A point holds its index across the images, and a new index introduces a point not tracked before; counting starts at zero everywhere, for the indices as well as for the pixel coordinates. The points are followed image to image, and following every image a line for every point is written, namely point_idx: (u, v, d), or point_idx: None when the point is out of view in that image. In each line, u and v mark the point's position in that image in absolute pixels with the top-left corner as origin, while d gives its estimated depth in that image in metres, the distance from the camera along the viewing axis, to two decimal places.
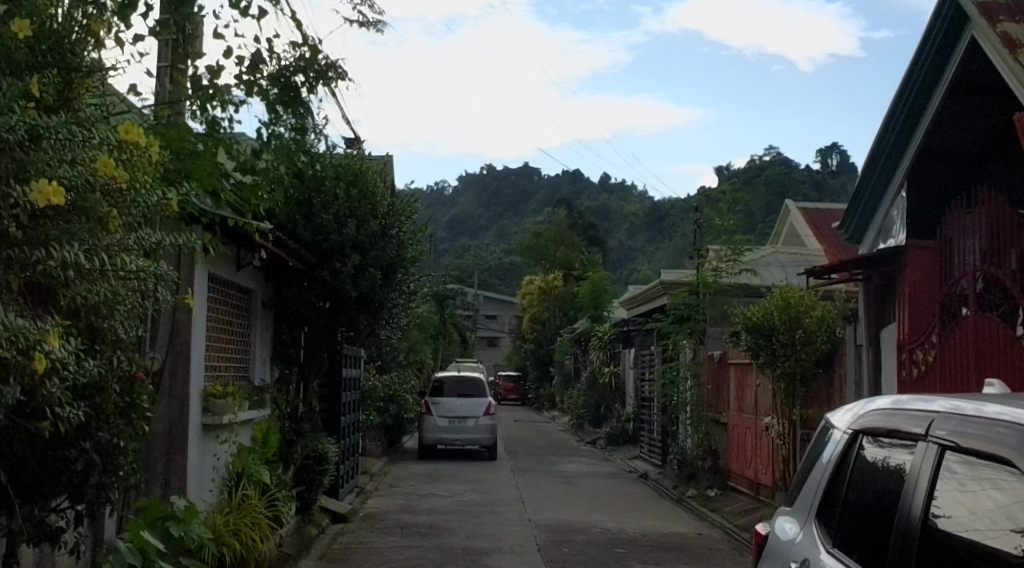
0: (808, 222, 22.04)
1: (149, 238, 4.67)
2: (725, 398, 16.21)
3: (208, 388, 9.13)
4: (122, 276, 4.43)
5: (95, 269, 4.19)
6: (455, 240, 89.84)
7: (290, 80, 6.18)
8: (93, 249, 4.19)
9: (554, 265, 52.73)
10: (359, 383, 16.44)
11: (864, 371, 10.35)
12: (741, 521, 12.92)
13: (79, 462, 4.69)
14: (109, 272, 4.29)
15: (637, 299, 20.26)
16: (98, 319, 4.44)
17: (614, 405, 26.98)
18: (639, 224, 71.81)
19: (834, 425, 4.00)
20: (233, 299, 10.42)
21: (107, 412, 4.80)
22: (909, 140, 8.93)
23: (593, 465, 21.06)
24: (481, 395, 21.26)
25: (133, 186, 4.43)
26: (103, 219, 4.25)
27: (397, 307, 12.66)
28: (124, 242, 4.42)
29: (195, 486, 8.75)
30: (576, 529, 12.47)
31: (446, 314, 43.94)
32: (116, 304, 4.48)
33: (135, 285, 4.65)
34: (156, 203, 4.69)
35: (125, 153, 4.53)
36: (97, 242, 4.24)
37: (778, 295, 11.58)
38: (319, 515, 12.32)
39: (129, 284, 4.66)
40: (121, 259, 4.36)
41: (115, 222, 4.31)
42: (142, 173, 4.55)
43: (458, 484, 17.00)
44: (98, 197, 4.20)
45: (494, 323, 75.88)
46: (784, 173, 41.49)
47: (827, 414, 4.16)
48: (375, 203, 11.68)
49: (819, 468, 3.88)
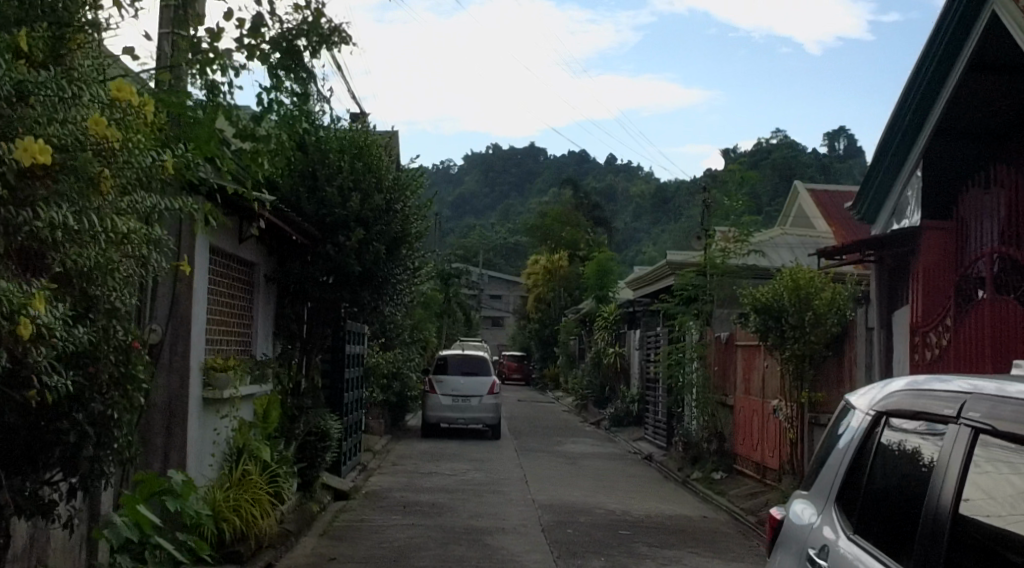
0: (817, 204, 21.82)
1: (142, 202, 4.64)
2: (732, 380, 16.07)
3: (209, 361, 8.97)
4: (107, 239, 4.33)
5: (84, 232, 4.12)
6: (461, 219, 89.63)
7: (293, 44, 5.95)
8: (83, 211, 4.10)
9: (560, 245, 52.53)
10: (362, 360, 16.33)
11: (875, 355, 10.18)
12: (747, 505, 12.80)
13: (72, 434, 4.56)
14: (99, 235, 4.25)
15: (644, 279, 20.08)
16: (85, 282, 4.33)
17: (619, 386, 26.85)
18: (645, 206, 71.50)
19: (854, 408, 3.84)
20: (235, 272, 10.29)
21: (102, 383, 4.63)
22: (925, 119, 8.72)
23: (597, 446, 20.96)
24: (485, 374, 21.14)
25: (126, 148, 4.37)
26: (95, 179, 4.16)
27: (402, 284, 12.48)
28: (115, 205, 4.36)
29: (195, 461, 8.63)
30: (580, 510, 12.37)
31: (451, 292, 43.81)
32: (109, 271, 4.41)
33: (128, 250, 4.58)
34: (150, 165, 4.64)
35: (116, 111, 4.43)
36: (87, 203, 4.12)
37: (788, 276, 11.37)
38: (321, 493, 12.22)
39: (122, 249, 4.59)
40: (111, 221, 4.31)
41: (106, 182, 4.22)
42: (134, 134, 4.51)
43: (461, 463, 16.90)
44: (90, 155, 4.09)
45: (499, 302, 75.76)
46: (792, 156, 41.19)
47: (847, 397, 4.01)
48: (379, 176, 11.51)
49: (839, 452, 3.73)
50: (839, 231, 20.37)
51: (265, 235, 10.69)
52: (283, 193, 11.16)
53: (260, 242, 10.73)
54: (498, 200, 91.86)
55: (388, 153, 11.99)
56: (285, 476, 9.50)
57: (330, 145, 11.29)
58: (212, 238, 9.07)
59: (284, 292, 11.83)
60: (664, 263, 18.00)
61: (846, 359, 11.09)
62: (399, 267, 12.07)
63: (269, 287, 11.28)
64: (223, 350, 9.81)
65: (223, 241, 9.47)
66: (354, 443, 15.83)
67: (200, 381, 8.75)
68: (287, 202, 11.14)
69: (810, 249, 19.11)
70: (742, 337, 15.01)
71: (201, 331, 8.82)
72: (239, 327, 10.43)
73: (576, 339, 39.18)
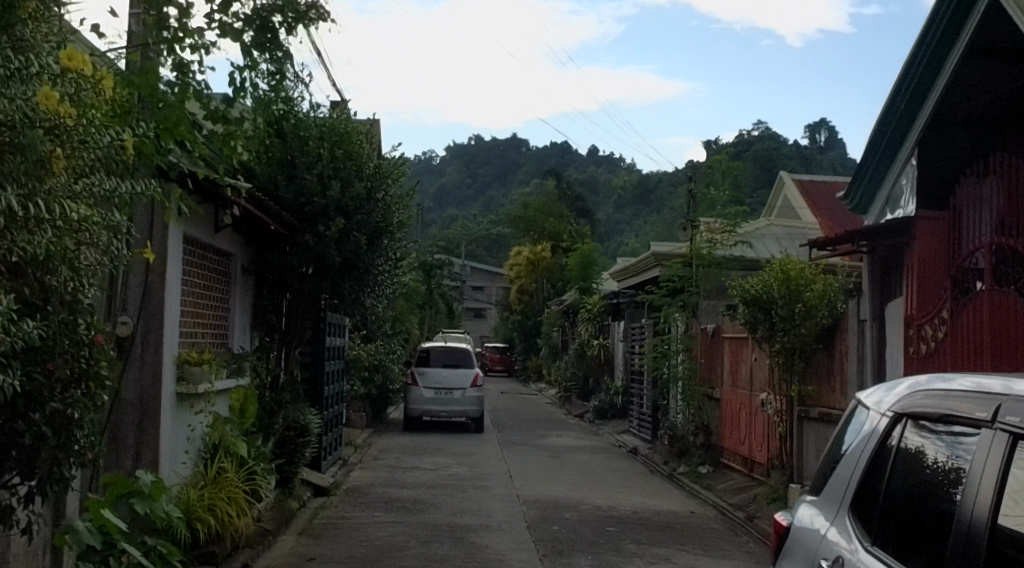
0: (803, 195, 21.64)
1: (102, 184, 4.32)
2: (718, 373, 15.87)
3: (183, 355, 8.67)
4: (61, 227, 4.09)
5: (32, 217, 3.87)
6: (443, 210, 89.23)
7: (267, 20, 5.65)
8: (32, 192, 3.85)
9: (542, 236, 52.27)
10: (343, 353, 16.05)
11: (867, 348, 9.98)
12: (734, 499, 12.60)
13: (28, 436, 4.27)
14: (51, 219, 3.98)
15: (629, 270, 19.85)
16: (38, 270, 4.11)
17: (603, 378, 26.64)
18: (627, 197, 71.32)
19: (864, 407, 3.62)
20: (211, 262, 9.97)
21: (60, 380, 4.39)
22: (921, 107, 8.50)
23: (582, 439, 20.75)
24: (468, 366, 20.88)
25: (82, 124, 4.15)
26: (46, 159, 3.94)
27: (384, 275, 12.13)
28: (71, 187, 4.13)
29: (168, 459, 8.32)
30: (566, 506, 12.14)
31: (433, 284, 43.48)
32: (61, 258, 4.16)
33: (85, 237, 4.30)
34: (110, 145, 4.34)
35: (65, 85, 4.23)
36: (38, 188, 3.89)
37: (778, 267, 11.22)
38: (301, 489, 11.94)
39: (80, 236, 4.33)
40: (64, 206, 4.05)
41: (59, 162, 4.02)
42: (92, 112, 4.26)
43: (444, 457, 16.64)
44: (39, 132, 3.86)
45: (481, 294, 75.45)
46: (775, 147, 41.05)
47: (856, 396, 3.80)
48: (360, 164, 11.20)
49: (852, 454, 3.49)
50: (825, 222, 20.20)
51: (242, 224, 10.37)
52: (261, 181, 10.84)
53: (236, 231, 10.41)
54: (480, 191, 91.51)
55: (370, 141, 11.68)
56: (261, 473, 9.21)
57: (309, 131, 10.97)
58: (186, 227, 8.74)
59: (263, 283, 11.52)
60: (649, 254, 17.77)
61: (836, 352, 10.89)
62: (382, 257, 11.75)
63: (246, 278, 10.97)
64: (198, 343, 9.50)
65: (198, 230, 9.15)
66: (335, 438, 15.54)
67: (173, 375, 8.44)
68: (265, 189, 10.82)
69: (796, 240, 18.92)
70: (730, 330, 14.80)
71: (174, 323, 8.51)
72: (215, 319, 10.12)
73: (559, 331, 38.97)
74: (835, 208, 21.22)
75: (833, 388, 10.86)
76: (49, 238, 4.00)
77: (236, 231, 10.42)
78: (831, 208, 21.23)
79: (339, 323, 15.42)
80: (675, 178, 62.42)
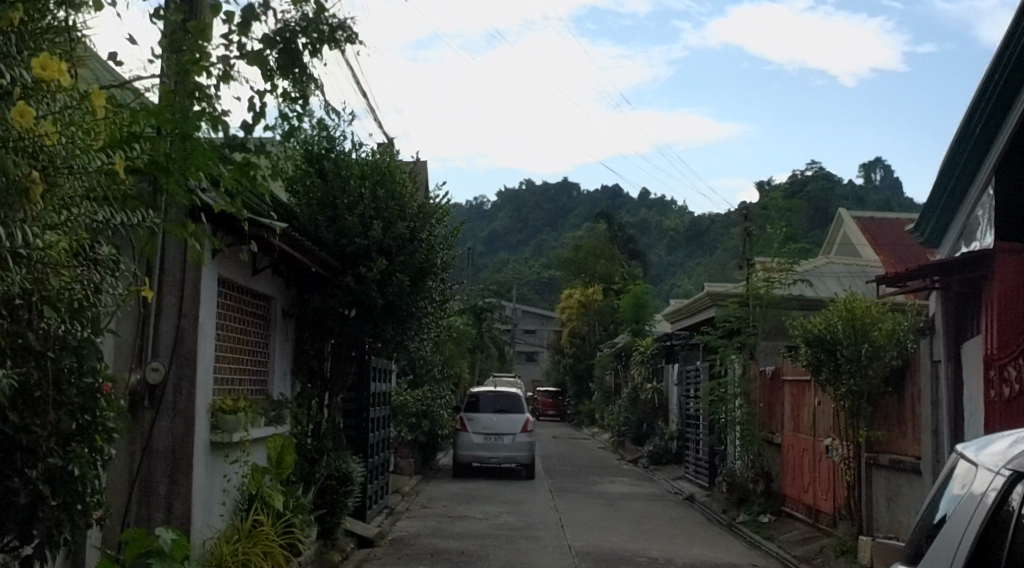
0: (862, 232, 20.94)
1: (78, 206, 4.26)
2: (779, 417, 15.18)
3: (217, 402, 8.31)
4: (40, 258, 3.96)
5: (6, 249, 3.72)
6: (494, 254, 89.11)
7: (292, 42, 5.34)
8: (7, 221, 3.71)
9: (594, 279, 51.77)
10: (389, 398, 15.69)
11: (941, 391, 9.32)
12: (799, 551, 11.91)
13: (22, 494, 4.13)
14: (25, 250, 3.84)
15: (682, 311, 19.26)
16: (22, 303, 4.01)
17: (657, 423, 25.92)
18: (679, 240, 70.65)
19: (972, 466, 3.11)
20: (248, 305, 9.67)
21: (65, 435, 4.27)
22: (1002, 125, 8.12)
23: (636, 485, 20.06)
24: (517, 411, 20.36)
25: (60, 144, 4.03)
26: (23, 186, 3.79)
27: (428, 318, 11.64)
28: (42, 214, 3.97)
29: (200, 511, 7.93)
30: (620, 558, 11.52)
31: (483, 327, 43.11)
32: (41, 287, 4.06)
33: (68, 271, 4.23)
34: (97, 168, 4.26)
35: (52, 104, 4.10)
36: (14, 215, 3.76)
37: (843, 305, 10.65)
38: (344, 540, 11.51)
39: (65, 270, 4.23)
40: (37, 233, 3.89)
41: (38, 191, 3.85)
42: (74, 134, 4.15)
43: (494, 505, 16.10)
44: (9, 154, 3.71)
45: (532, 338, 75.00)
46: (829, 186, 40.26)
47: (959, 450, 3.30)
48: (403, 205, 10.87)
49: (959, 519, 2.98)
50: (886, 260, 19.51)
51: (281, 265, 10.09)
52: (301, 221, 10.57)
53: (275, 272, 10.12)
54: (531, 235, 91.33)
55: (414, 180, 11.36)
56: (301, 525, 8.80)
57: (351, 171, 10.72)
58: (221, 268, 8.46)
59: (304, 327, 11.21)
60: (704, 294, 17.21)
61: (906, 395, 10.22)
62: (426, 299, 11.34)
63: (286, 322, 10.66)
64: (234, 389, 9.17)
65: (234, 271, 8.86)
66: (381, 485, 15.10)
67: (207, 422, 8.11)
68: (306, 229, 10.54)
69: (857, 278, 18.23)
70: (791, 372, 14.17)
71: (208, 368, 8.21)
72: (253, 364, 9.81)
73: (612, 375, 38.27)
74: (897, 246, 20.49)
75: (905, 433, 10.19)
76: (21, 272, 3.88)
77: (275, 272, 10.14)
78: (892, 245, 20.50)
79: (384, 367, 15.05)
80: (728, 218, 61.62)
